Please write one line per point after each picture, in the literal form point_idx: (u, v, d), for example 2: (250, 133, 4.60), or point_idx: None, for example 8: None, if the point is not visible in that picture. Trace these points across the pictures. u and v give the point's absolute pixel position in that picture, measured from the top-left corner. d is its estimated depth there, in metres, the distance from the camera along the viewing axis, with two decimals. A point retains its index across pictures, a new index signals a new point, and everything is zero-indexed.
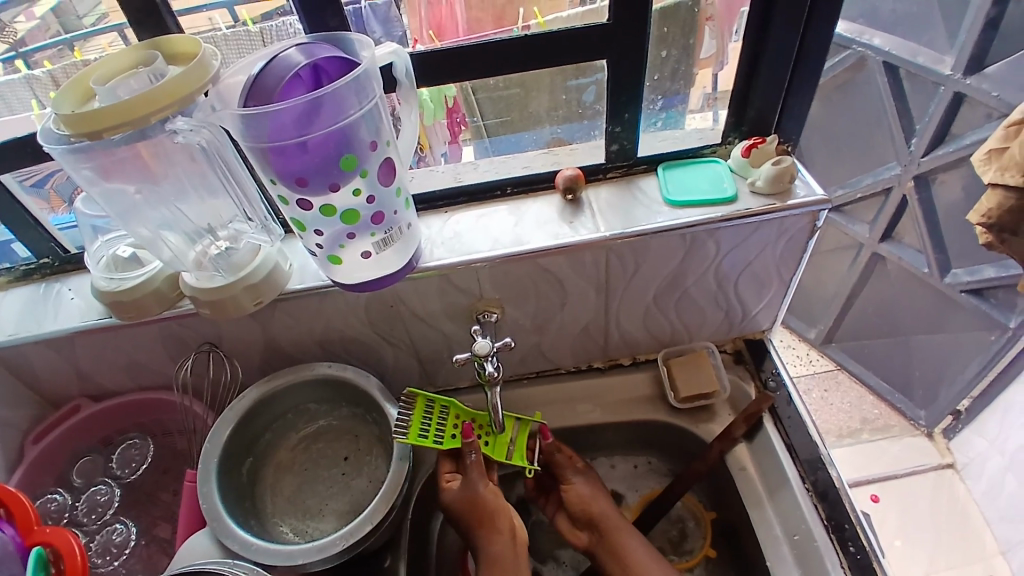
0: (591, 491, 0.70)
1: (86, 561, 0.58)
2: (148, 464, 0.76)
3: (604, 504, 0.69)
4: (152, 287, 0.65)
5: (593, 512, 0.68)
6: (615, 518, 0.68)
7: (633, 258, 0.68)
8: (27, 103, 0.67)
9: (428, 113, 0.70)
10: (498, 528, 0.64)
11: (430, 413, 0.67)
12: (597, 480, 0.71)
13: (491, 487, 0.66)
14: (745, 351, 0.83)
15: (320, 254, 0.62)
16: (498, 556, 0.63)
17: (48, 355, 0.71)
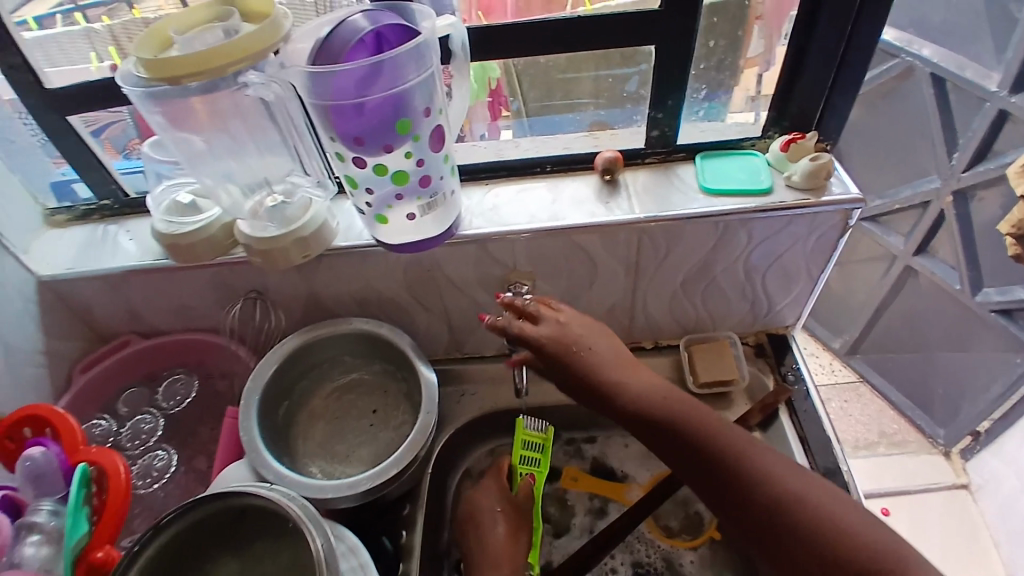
0: (590, 339, 0.64)
1: (129, 482, 0.61)
2: (190, 399, 0.80)
3: (610, 355, 0.63)
4: (208, 235, 0.68)
5: (604, 375, 0.62)
6: (623, 359, 0.63)
7: (666, 241, 0.70)
8: (85, 55, 0.71)
9: (473, 92, 0.73)
10: (484, 524, 0.73)
11: (537, 448, 0.78)
12: (585, 327, 0.65)
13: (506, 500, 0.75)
14: (766, 345, 0.84)
15: (367, 212, 0.65)
16: (489, 543, 0.71)
17: (103, 290, 0.76)
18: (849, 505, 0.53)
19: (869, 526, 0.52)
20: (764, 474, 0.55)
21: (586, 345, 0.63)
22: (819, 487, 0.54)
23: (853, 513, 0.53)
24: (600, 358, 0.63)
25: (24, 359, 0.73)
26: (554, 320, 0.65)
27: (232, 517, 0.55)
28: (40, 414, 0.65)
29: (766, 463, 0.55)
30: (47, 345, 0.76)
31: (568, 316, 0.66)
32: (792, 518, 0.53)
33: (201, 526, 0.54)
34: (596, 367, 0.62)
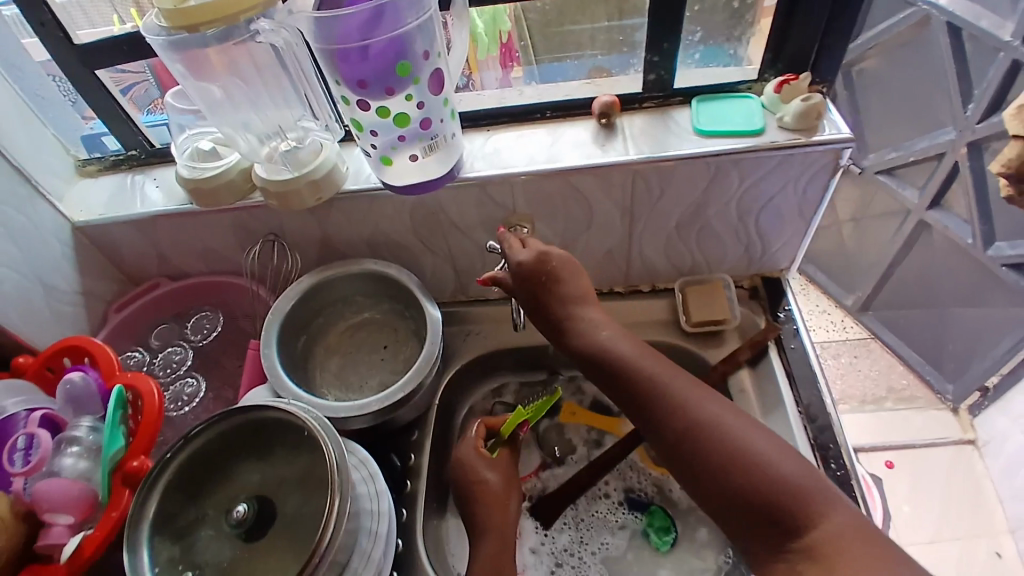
0: (561, 265, 0.70)
1: (163, 403, 0.65)
2: (218, 332, 0.86)
3: (576, 282, 0.69)
4: (227, 179, 0.73)
5: (562, 300, 0.69)
6: (585, 292, 0.69)
7: (659, 183, 0.72)
8: (107, 17, 0.76)
9: (482, 46, 0.77)
10: (487, 503, 0.70)
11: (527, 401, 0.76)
12: (564, 257, 0.70)
13: (505, 479, 0.73)
14: (761, 288, 0.87)
15: (373, 155, 0.69)
16: (488, 522, 0.69)
17: (134, 233, 0.81)
18: (769, 440, 0.55)
19: (786, 459, 0.54)
20: (680, 406, 0.58)
21: (561, 280, 0.69)
22: (737, 417, 0.57)
23: (772, 447, 0.55)
24: (571, 297, 0.68)
25: (63, 298, 0.79)
26: (534, 248, 0.71)
27: (249, 434, 0.61)
28: (82, 345, 0.69)
29: (704, 406, 0.58)
30: (83, 285, 0.82)
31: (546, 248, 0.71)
32: (704, 441, 0.56)
33: (226, 439, 0.60)
34: (564, 306, 0.68)
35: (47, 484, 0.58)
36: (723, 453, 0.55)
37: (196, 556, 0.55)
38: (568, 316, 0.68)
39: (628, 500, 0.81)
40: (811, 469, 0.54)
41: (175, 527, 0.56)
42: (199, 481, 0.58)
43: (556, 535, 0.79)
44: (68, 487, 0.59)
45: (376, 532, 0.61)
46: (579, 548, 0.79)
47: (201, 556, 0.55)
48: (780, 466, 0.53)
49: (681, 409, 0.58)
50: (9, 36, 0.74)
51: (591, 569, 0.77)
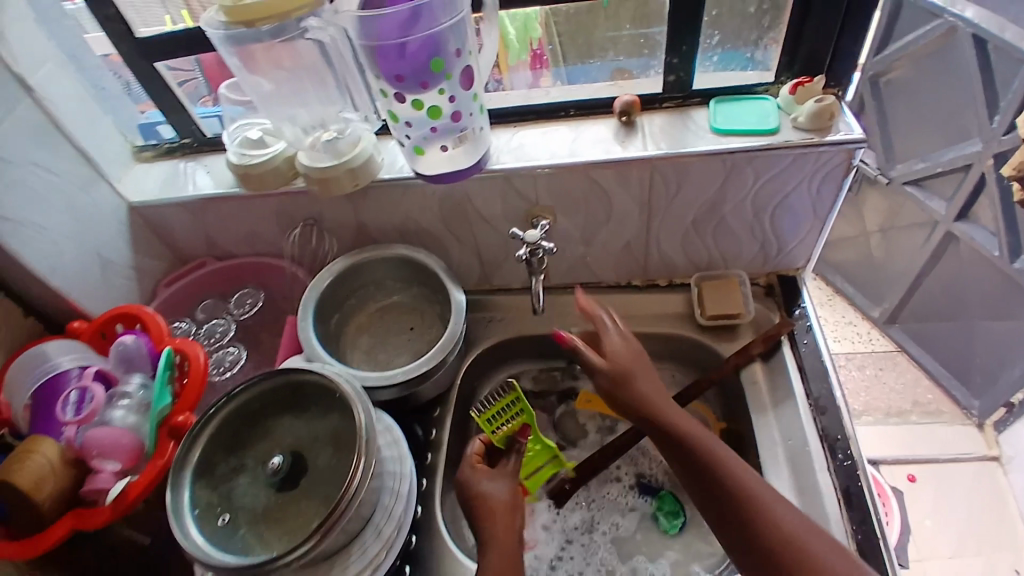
0: (635, 354, 0.71)
1: (207, 367, 0.71)
2: (258, 307, 0.91)
3: (647, 370, 0.70)
4: (273, 166, 0.78)
5: (633, 381, 0.69)
6: (657, 384, 0.69)
7: (676, 179, 0.75)
8: (160, 18, 0.83)
9: (513, 50, 0.82)
10: (491, 514, 0.65)
11: (509, 406, 0.75)
12: (636, 349, 0.72)
13: (511, 488, 0.68)
14: (776, 286, 0.89)
15: (407, 145, 0.74)
16: (495, 536, 0.63)
17: (185, 215, 0.87)
18: (825, 539, 0.55)
19: (840, 557, 0.53)
20: (740, 487, 0.58)
21: (641, 373, 0.70)
22: (797, 511, 0.57)
23: (827, 545, 0.54)
24: (653, 390, 0.68)
25: (118, 272, 0.86)
26: (610, 335, 0.73)
27: (288, 394, 0.66)
28: (134, 313, 0.75)
29: (781, 509, 0.56)
30: (137, 262, 0.88)
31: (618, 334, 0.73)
32: (759, 525, 0.56)
33: (266, 398, 0.66)
34: (645, 389, 0.68)
35: (98, 432, 0.64)
36: (775, 540, 0.55)
37: (235, 501, 0.60)
38: (643, 397, 0.68)
39: (638, 485, 0.84)
40: (861, 567, 0.53)
41: (216, 474, 0.62)
42: (242, 434, 0.64)
43: (567, 514, 0.83)
44: (117, 436, 0.64)
45: (397, 492, 0.65)
46: (588, 528, 0.82)
47: (240, 500, 0.60)
48: (832, 562, 0.53)
49: (743, 490, 0.58)
50: (74, 28, 0.81)
51: (600, 548, 0.80)
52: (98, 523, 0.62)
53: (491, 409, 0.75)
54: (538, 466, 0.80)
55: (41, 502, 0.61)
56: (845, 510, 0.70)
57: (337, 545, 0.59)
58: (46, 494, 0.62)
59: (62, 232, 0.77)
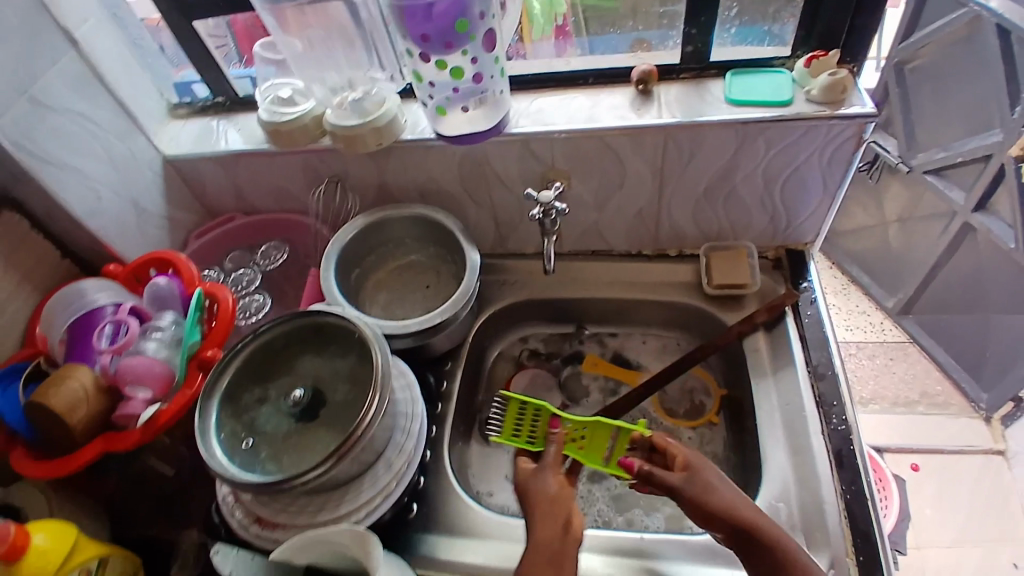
0: (720, 483, 0.63)
1: (235, 312, 0.74)
2: (285, 260, 0.94)
3: (738, 499, 0.62)
4: (301, 124, 0.81)
5: (725, 515, 0.60)
6: (743, 502, 0.61)
7: (690, 146, 0.77)
8: None
9: (537, 27, 0.84)
10: (540, 513, 0.62)
11: (525, 411, 0.74)
12: (714, 473, 0.63)
13: (560, 480, 0.65)
14: (784, 260, 0.91)
15: (429, 105, 0.77)
16: (540, 541, 0.60)
17: (215, 170, 0.91)
18: None
19: None
20: None
21: (720, 481, 0.63)
22: None
23: None
24: (735, 499, 0.61)
25: (152, 221, 0.90)
26: (687, 462, 0.64)
27: (310, 334, 0.70)
28: (167, 257, 0.79)
29: None
30: (169, 212, 0.92)
31: (694, 460, 0.64)
32: None
33: (289, 337, 0.70)
34: (728, 500, 0.61)
35: (132, 362, 0.68)
36: None
37: (258, 428, 0.64)
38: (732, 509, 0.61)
39: None
40: None
41: (240, 404, 0.66)
42: (265, 369, 0.69)
43: None
44: (150, 368, 0.69)
45: (408, 430, 0.69)
46: (589, 482, 0.85)
47: (261, 428, 0.65)
48: None
49: None
50: None
51: (599, 501, 0.84)
52: (128, 446, 0.66)
53: (507, 423, 0.74)
54: (606, 439, 0.70)
55: (74, 425, 0.65)
56: (836, 471, 0.74)
57: (351, 473, 0.64)
58: (79, 418, 0.65)
59: (100, 178, 0.81)
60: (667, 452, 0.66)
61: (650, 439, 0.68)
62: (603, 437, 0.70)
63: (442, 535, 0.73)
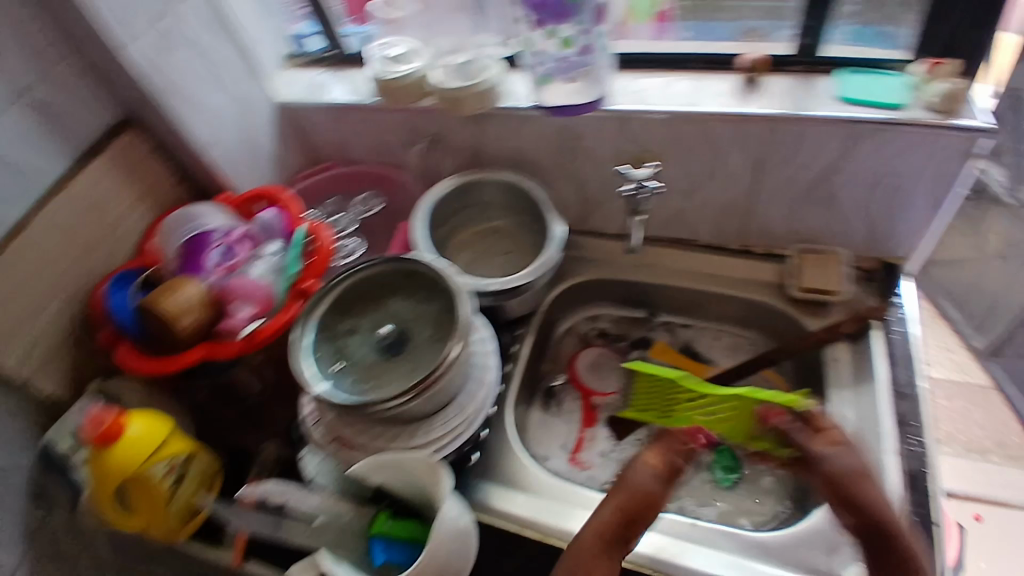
0: (863, 471, 0.62)
1: (332, 254, 0.79)
2: (376, 210, 0.98)
3: (878, 493, 0.61)
4: (407, 82, 0.84)
5: (857, 503, 0.60)
6: (884, 501, 0.60)
7: (793, 140, 0.76)
8: None
9: (638, 12, 0.86)
10: (609, 500, 0.63)
11: (661, 386, 0.78)
12: (863, 465, 0.62)
13: (650, 476, 0.64)
14: (877, 272, 0.88)
15: (535, 74, 0.78)
16: (594, 526, 0.62)
17: (322, 118, 0.95)
18: None
19: None
20: None
21: (868, 473, 0.62)
22: None
23: None
24: (882, 498, 0.61)
25: (263, 160, 0.95)
26: (835, 442, 0.64)
27: (401, 277, 0.74)
28: (274, 194, 0.84)
29: None
30: (279, 154, 0.98)
31: (847, 441, 0.64)
32: None
33: (383, 277, 0.74)
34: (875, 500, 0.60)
35: (240, 283, 0.74)
36: None
37: (348, 354, 0.70)
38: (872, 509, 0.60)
39: None
40: None
41: (334, 332, 0.72)
42: (358, 304, 0.74)
43: (624, 447, 0.88)
44: (253, 291, 0.74)
45: (479, 380, 0.73)
46: None
47: (352, 354, 0.70)
48: None
49: None
50: None
51: None
52: (228, 356, 0.71)
53: (643, 394, 0.81)
54: (749, 413, 0.72)
55: (181, 331, 0.71)
56: (906, 492, 0.71)
57: (425, 410, 0.69)
58: (185, 325, 0.71)
59: (224, 114, 0.87)
60: (818, 425, 0.66)
61: (810, 413, 0.67)
62: (749, 407, 0.72)
63: (494, 485, 0.77)
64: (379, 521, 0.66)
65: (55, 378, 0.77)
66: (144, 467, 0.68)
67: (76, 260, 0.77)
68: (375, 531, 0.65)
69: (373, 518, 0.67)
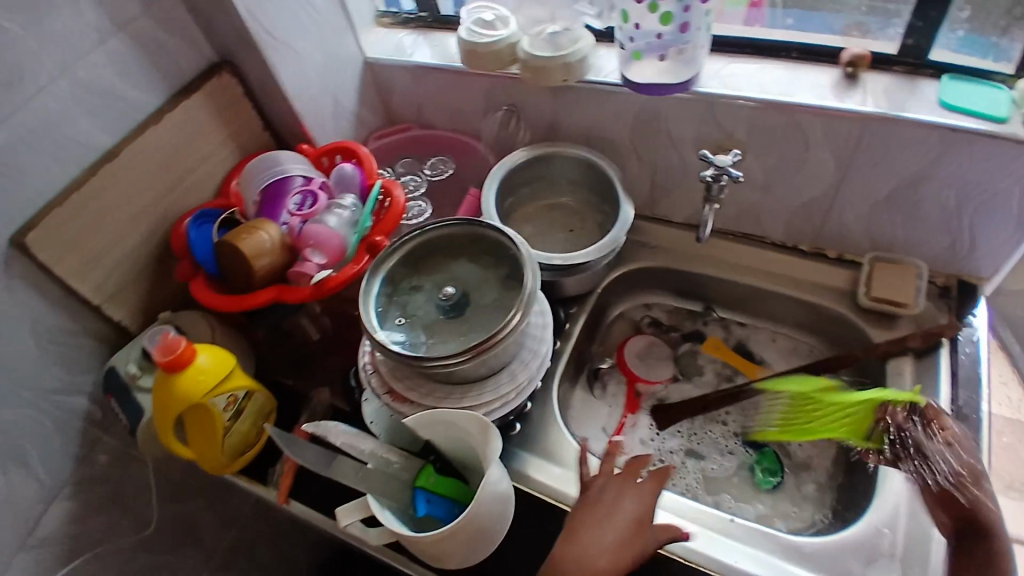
0: (969, 469, 0.66)
1: (404, 211, 0.80)
2: (447, 175, 0.99)
3: (983, 489, 0.64)
4: (496, 49, 0.83)
5: (959, 491, 0.64)
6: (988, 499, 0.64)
7: (886, 143, 0.74)
8: None
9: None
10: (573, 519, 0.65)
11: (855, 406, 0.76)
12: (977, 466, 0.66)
13: (607, 492, 0.66)
14: (954, 290, 0.85)
15: (626, 49, 0.77)
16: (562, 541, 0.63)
17: (404, 78, 0.96)
18: None
19: None
20: None
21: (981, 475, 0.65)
22: None
23: None
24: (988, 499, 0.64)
25: (343, 115, 0.97)
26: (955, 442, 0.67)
27: (469, 241, 0.75)
28: (351, 148, 0.86)
29: None
30: (357, 110, 0.99)
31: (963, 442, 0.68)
32: None
33: (451, 239, 0.75)
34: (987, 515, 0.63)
35: (315, 229, 0.76)
36: None
37: (410, 309, 0.71)
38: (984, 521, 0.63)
39: (743, 434, 0.87)
40: None
41: (399, 287, 0.73)
42: (424, 263, 0.75)
43: (666, 438, 0.87)
44: (327, 239, 0.76)
45: (535, 350, 0.73)
46: (686, 454, 0.86)
47: (413, 311, 0.71)
48: None
49: None
50: None
51: (690, 475, 0.84)
52: (298, 299, 0.73)
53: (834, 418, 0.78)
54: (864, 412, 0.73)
55: (257, 271, 0.73)
56: None
57: (479, 373, 0.70)
58: (261, 266, 0.73)
59: (313, 64, 0.88)
60: (934, 423, 0.69)
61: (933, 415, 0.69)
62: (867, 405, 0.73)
63: (532, 455, 0.78)
64: (424, 474, 0.66)
65: (130, 305, 0.80)
66: (207, 398, 0.69)
67: (162, 192, 0.80)
68: (419, 484, 0.65)
69: (418, 470, 0.66)
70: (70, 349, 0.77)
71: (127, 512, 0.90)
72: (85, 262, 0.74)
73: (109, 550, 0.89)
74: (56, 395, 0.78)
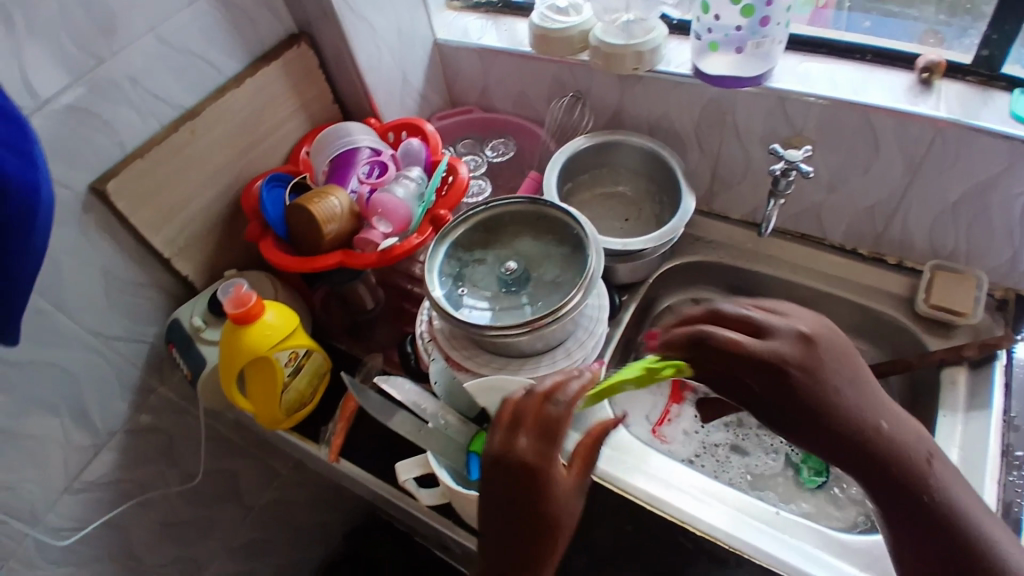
0: (790, 350, 0.59)
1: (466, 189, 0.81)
2: (507, 156, 1.01)
3: (821, 362, 0.58)
4: (567, 35, 0.86)
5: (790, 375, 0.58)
6: (823, 375, 0.58)
7: (955, 150, 0.73)
8: None
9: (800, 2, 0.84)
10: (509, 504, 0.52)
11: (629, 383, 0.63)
12: (801, 341, 0.59)
13: (528, 459, 0.52)
14: (1011, 304, 0.83)
15: (703, 40, 0.78)
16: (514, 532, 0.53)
17: (472, 60, 0.98)
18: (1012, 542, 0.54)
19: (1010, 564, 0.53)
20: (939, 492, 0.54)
21: (817, 356, 0.58)
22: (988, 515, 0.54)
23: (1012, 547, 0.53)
24: (833, 384, 0.58)
25: (410, 93, 0.99)
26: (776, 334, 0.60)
27: (533, 219, 0.76)
28: (416, 124, 0.88)
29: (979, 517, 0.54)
30: (423, 90, 1.01)
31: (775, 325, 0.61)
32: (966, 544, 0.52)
33: (515, 216, 0.77)
34: (843, 398, 0.57)
35: (383, 199, 0.78)
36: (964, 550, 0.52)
37: (470, 280, 0.73)
38: (850, 415, 0.57)
39: None
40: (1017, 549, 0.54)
41: (461, 259, 0.74)
42: (487, 239, 0.76)
43: (712, 431, 0.87)
44: (396, 209, 0.78)
45: (590, 330, 0.74)
46: (730, 449, 0.86)
47: (474, 281, 0.73)
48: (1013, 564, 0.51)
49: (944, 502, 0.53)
50: None
51: (734, 469, 0.84)
52: (364, 265, 0.75)
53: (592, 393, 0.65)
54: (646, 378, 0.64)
55: (326, 236, 0.75)
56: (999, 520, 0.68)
57: (535, 347, 0.72)
58: (330, 232, 0.75)
59: (385, 41, 0.90)
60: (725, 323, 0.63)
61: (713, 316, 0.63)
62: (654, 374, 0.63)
63: None
64: (479, 441, 0.68)
65: (197, 261, 0.83)
66: (272, 351, 0.71)
67: (236, 155, 0.82)
68: (474, 449, 0.67)
69: (473, 436, 0.68)
70: (139, 299, 0.80)
71: (176, 464, 0.93)
72: (160, 217, 0.76)
73: (155, 498, 0.92)
74: (124, 343, 0.81)
